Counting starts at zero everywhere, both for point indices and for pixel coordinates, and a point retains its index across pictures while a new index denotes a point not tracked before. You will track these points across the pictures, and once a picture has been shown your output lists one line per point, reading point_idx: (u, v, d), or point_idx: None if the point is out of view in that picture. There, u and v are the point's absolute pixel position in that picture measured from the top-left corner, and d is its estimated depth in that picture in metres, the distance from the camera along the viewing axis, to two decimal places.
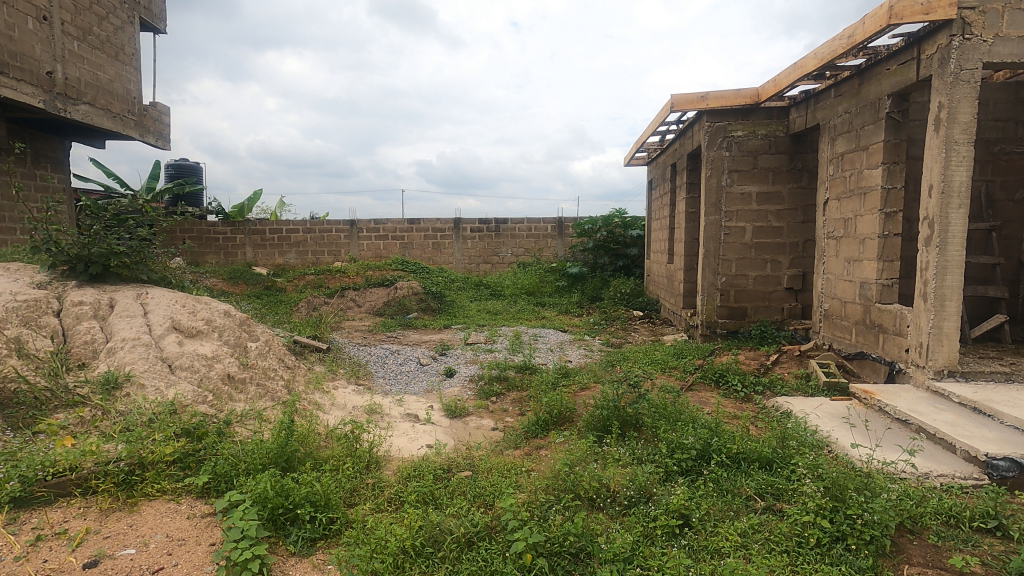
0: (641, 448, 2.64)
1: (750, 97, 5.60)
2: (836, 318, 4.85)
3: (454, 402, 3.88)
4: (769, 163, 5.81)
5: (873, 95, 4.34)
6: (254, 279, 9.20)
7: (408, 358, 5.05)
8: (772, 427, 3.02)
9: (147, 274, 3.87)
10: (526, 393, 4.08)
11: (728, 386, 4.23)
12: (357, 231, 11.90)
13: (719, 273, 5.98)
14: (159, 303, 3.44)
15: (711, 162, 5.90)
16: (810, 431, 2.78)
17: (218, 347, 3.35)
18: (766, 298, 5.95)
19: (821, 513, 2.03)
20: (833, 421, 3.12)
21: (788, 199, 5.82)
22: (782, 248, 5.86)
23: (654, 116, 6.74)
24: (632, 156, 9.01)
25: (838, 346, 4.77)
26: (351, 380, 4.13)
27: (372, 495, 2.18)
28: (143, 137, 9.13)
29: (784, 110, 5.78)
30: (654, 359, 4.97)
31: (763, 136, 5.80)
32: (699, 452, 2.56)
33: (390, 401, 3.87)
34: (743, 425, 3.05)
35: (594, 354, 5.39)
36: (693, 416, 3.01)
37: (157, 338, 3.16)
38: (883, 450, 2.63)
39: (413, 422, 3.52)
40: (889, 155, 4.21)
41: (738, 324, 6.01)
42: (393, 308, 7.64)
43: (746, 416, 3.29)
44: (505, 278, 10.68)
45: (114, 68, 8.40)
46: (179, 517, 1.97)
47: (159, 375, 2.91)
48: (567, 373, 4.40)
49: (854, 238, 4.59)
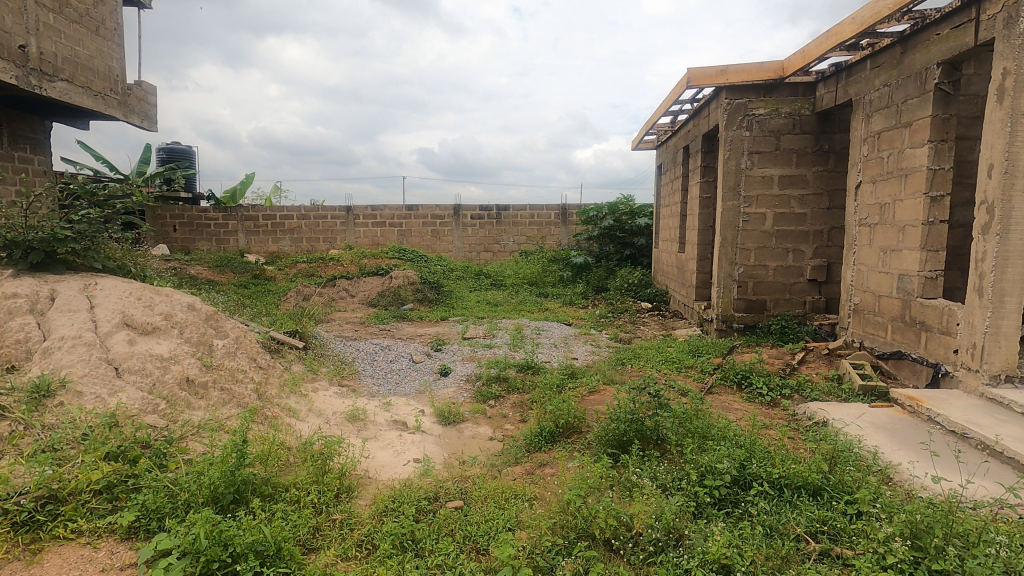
0: (665, 470, 2.23)
1: (773, 70, 5.13)
2: (867, 313, 4.42)
3: (448, 407, 3.48)
4: (793, 144, 5.35)
5: (919, 64, 3.87)
6: (242, 267, 8.65)
7: (400, 354, 4.63)
8: (817, 445, 2.60)
9: (102, 263, 3.44)
10: (528, 396, 3.65)
11: (753, 390, 3.83)
12: (353, 217, 11.45)
13: (737, 264, 5.55)
14: (109, 295, 3.00)
15: (730, 142, 5.45)
16: (864, 454, 2.36)
17: (177, 345, 2.93)
18: (787, 291, 5.51)
19: (896, 567, 1.62)
20: (889, 442, 2.69)
21: (812, 183, 5.37)
22: (805, 236, 5.43)
23: (667, 94, 6.26)
24: (640, 138, 8.52)
25: (871, 345, 4.35)
26: (334, 380, 3.71)
27: (339, 537, 1.77)
28: (127, 117, 8.65)
29: (810, 86, 5.29)
30: (668, 357, 4.56)
31: (786, 114, 5.32)
32: (736, 479, 2.16)
33: (375, 406, 3.46)
34: (780, 443, 2.62)
35: (602, 350, 4.98)
36: (723, 431, 2.58)
37: (103, 336, 2.73)
38: (969, 487, 2.15)
39: (399, 431, 3.13)
40: (937, 131, 3.75)
41: (756, 319, 5.58)
42: (388, 298, 7.23)
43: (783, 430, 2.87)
44: (506, 266, 10.26)
45: (95, 44, 7.90)
46: (91, 570, 1.56)
47: (102, 380, 2.50)
48: (573, 374, 3.99)
49: (891, 226, 4.15)
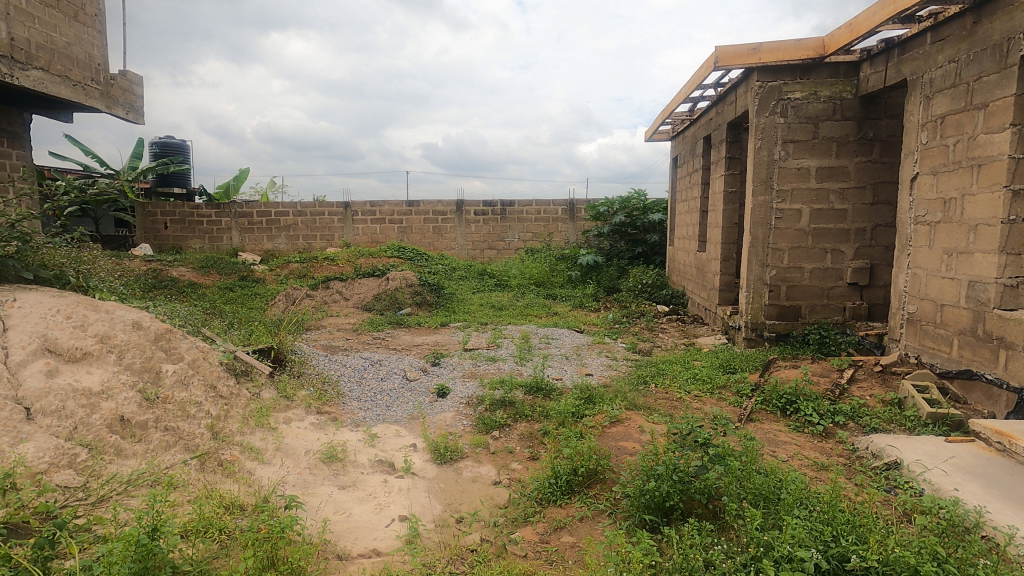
0: (726, 557, 1.68)
1: (813, 48, 4.56)
2: (926, 324, 3.86)
3: (443, 440, 2.94)
4: (833, 132, 4.77)
5: (998, 35, 3.29)
6: (229, 268, 8.12)
7: (392, 371, 4.09)
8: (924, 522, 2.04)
9: (32, 273, 2.92)
10: (539, 426, 3.11)
11: (800, 417, 3.28)
12: (351, 214, 10.91)
13: (768, 265, 4.99)
14: (28, 315, 2.47)
15: (761, 130, 4.87)
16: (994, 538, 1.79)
17: (111, 374, 2.41)
18: (824, 296, 4.95)
19: None
20: (1009, 506, 2.12)
21: (854, 176, 4.79)
22: (845, 235, 4.86)
23: (688, 78, 5.68)
24: (655, 129, 7.95)
25: (930, 361, 3.79)
26: (312, 408, 3.18)
27: None
28: (110, 109, 8.11)
29: (852, 66, 4.71)
30: (697, 374, 4.01)
31: (825, 98, 4.74)
32: (820, 569, 1.62)
33: (358, 440, 2.92)
34: (867, 509, 2.07)
35: (619, 365, 4.43)
36: (794, 492, 2.02)
37: (14, 368, 2.21)
38: None
39: (385, 475, 2.61)
40: (1020, 113, 3.18)
41: (790, 327, 5.03)
42: (384, 302, 6.70)
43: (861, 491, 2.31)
44: (512, 266, 9.71)
45: (73, 30, 7.35)
46: None
47: (4, 427, 1.98)
48: (590, 397, 3.44)
49: (957, 224, 3.59)
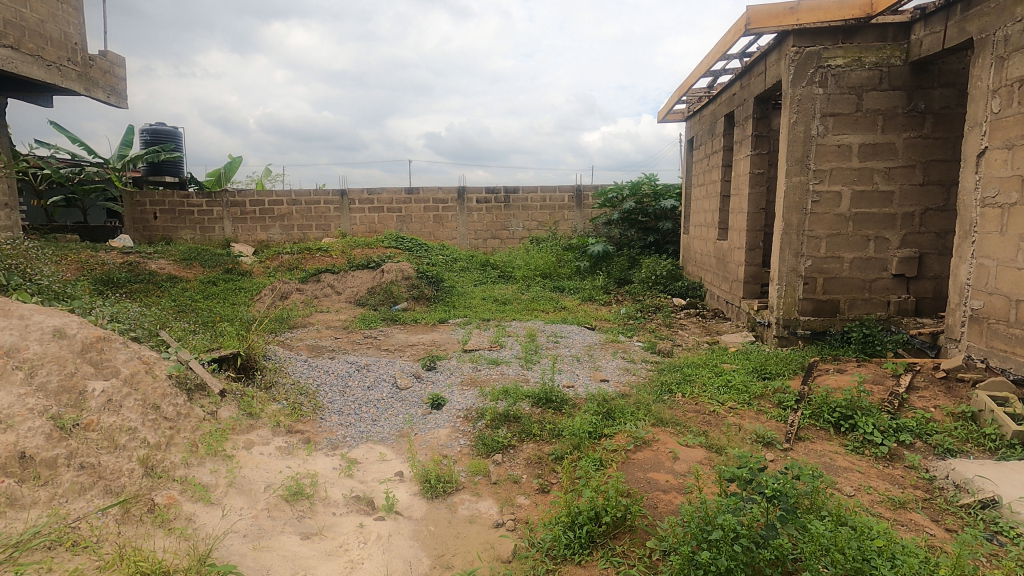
0: None
1: (858, 7, 3.99)
2: (996, 323, 3.33)
3: (435, 467, 2.45)
4: (879, 103, 4.21)
5: None
6: (213, 261, 7.62)
7: (380, 378, 3.60)
8: None
9: None
10: (549, 450, 2.61)
11: (858, 436, 2.77)
12: (347, 202, 10.39)
13: (803, 255, 4.46)
14: None
15: (798, 102, 4.31)
16: None
17: (14, 399, 1.94)
18: (866, 288, 4.42)
19: None
20: None
21: (902, 154, 4.24)
22: (891, 221, 4.31)
23: (711, 48, 5.13)
24: (669, 109, 7.38)
25: (1002, 366, 3.27)
26: (280, 428, 2.69)
27: None
28: (89, 92, 7.59)
29: (902, 29, 4.14)
30: (729, 381, 3.49)
31: (870, 65, 4.19)
32: None
33: (332, 469, 2.43)
34: None
35: (638, 368, 3.93)
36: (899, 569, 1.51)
37: None
38: None
39: (361, 516, 2.12)
40: None
41: (827, 324, 4.51)
42: (377, 296, 6.21)
43: (965, 546, 1.81)
44: (516, 256, 9.18)
45: (46, 6, 6.78)
46: None
47: None
48: (609, 411, 2.93)
49: None
